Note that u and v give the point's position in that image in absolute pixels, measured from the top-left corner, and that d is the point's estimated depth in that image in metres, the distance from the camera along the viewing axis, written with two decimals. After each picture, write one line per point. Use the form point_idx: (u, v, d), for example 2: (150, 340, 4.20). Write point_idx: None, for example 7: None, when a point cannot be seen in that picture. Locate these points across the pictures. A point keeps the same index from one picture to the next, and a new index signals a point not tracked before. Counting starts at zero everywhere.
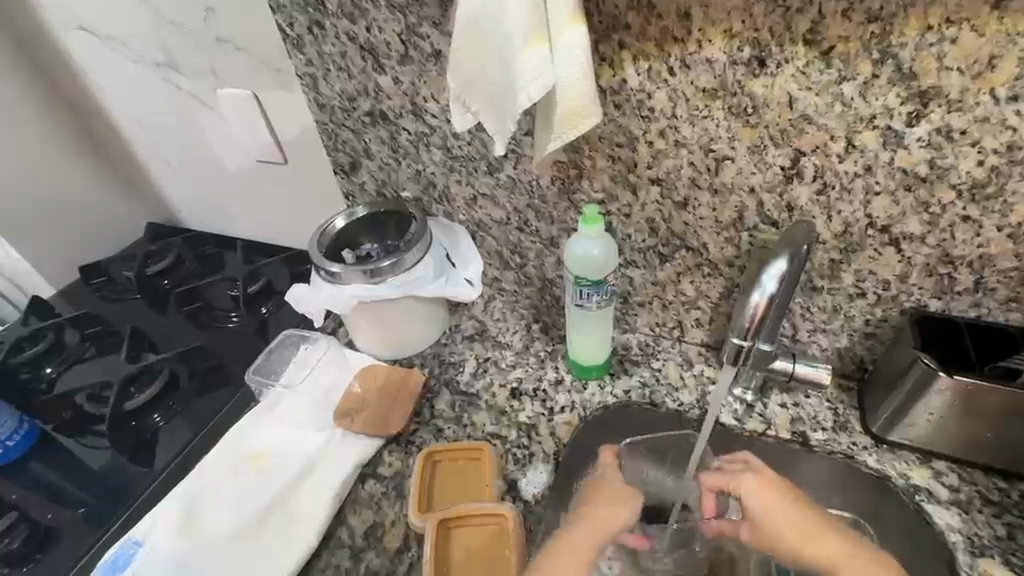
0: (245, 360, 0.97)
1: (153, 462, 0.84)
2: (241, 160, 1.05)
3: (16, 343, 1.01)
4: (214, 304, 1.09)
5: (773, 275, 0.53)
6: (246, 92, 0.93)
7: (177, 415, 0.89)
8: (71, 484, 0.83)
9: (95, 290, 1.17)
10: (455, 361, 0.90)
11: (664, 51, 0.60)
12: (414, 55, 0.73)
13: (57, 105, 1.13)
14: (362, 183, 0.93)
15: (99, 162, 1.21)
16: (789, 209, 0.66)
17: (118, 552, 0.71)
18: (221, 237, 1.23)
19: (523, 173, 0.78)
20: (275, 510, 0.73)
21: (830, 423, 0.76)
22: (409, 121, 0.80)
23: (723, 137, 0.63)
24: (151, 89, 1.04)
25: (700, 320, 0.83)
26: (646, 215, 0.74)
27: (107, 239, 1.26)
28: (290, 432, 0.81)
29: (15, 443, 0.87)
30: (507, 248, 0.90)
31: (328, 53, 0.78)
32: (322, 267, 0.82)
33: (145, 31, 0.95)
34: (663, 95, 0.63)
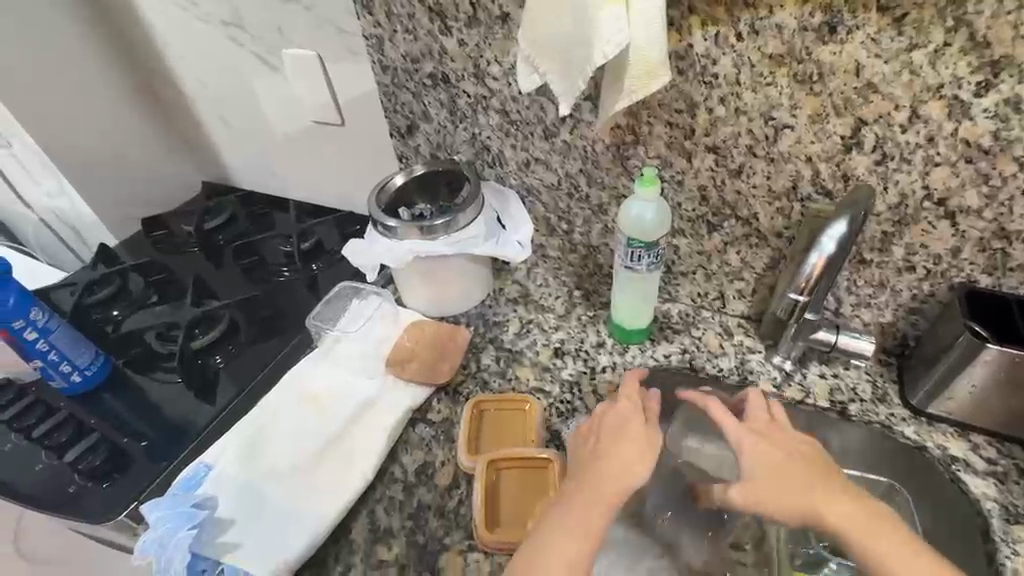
0: (298, 311, 1.02)
1: (215, 398, 0.89)
2: (299, 121, 1.09)
3: (88, 285, 1.07)
4: (268, 259, 1.14)
5: (831, 238, 0.58)
6: (311, 53, 0.97)
7: (237, 358, 0.95)
8: (138, 414, 0.88)
9: (155, 242, 1.23)
10: (499, 322, 0.94)
11: (733, 16, 0.61)
12: (481, 18, 0.75)
13: (127, 65, 1.19)
14: (417, 146, 0.96)
15: (158, 120, 1.26)
16: (845, 179, 0.67)
17: (190, 473, 0.75)
18: (273, 197, 1.28)
19: (579, 138, 0.81)
20: (332, 449, 0.78)
21: (868, 395, 0.78)
22: (470, 84, 0.83)
23: (785, 104, 0.65)
24: (217, 49, 1.08)
25: (743, 291, 0.85)
26: (699, 183, 0.76)
27: (165, 197, 1.33)
28: (344, 378, 0.86)
29: (93, 373, 0.90)
30: (554, 214, 0.92)
31: (397, 14, 0.81)
32: (379, 221, 0.86)
33: None
34: (728, 61, 0.64)
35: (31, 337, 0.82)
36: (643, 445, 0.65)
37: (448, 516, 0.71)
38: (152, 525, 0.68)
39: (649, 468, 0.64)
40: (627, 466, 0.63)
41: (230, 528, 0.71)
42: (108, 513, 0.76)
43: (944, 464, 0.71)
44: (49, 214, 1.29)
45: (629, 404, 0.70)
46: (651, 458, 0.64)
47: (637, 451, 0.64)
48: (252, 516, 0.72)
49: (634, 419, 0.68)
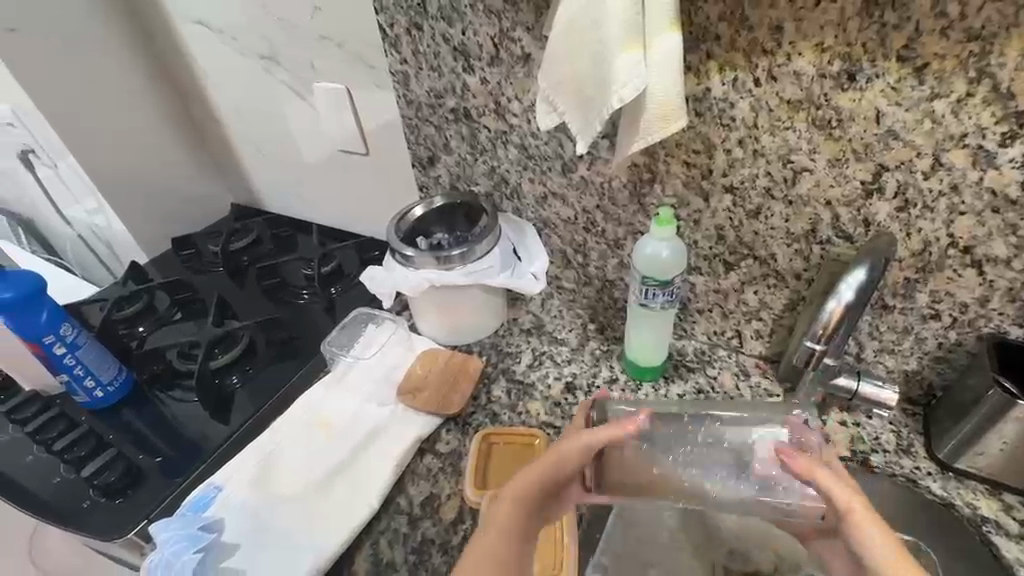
0: (315, 335, 1.04)
1: (230, 418, 0.90)
2: (326, 148, 1.13)
3: (117, 301, 1.11)
4: (290, 281, 1.17)
5: (851, 285, 0.57)
6: (340, 87, 1.00)
7: (253, 379, 0.96)
8: (154, 431, 0.90)
9: (183, 261, 1.27)
10: (512, 352, 0.94)
11: (751, 62, 0.61)
12: (503, 58, 0.77)
13: (167, 91, 1.24)
14: (437, 176, 0.98)
15: (192, 143, 1.31)
16: (865, 224, 0.66)
17: (199, 495, 0.76)
18: (297, 220, 1.32)
19: (597, 175, 0.81)
20: (340, 476, 0.78)
21: (892, 446, 0.75)
22: (491, 119, 0.85)
23: (804, 148, 0.64)
24: (252, 79, 1.12)
25: (760, 331, 0.83)
26: (716, 223, 0.76)
27: (197, 216, 1.37)
28: (356, 403, 0.87)
29: (114, 390, 0.92)
30: (570, 247, 0.93)
31: (423, 52, 0.83)
32: (397, 250, 0.87)
33: (252, 25, 1.02)
34: (746, 105, 0.64)
35: (58, 352, 0.84)
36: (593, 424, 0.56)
37: (452, 552, 0.71)
38: (159, 546, 0.70)
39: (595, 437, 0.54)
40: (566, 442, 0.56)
41: (234, 552, 0.71)
42: (117, 531, 0.77)
43: (973, 525, 0.67)
44: (87, 231, 1.35)
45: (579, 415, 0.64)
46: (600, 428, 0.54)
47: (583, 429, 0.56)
48: (258, 539, 0.72)
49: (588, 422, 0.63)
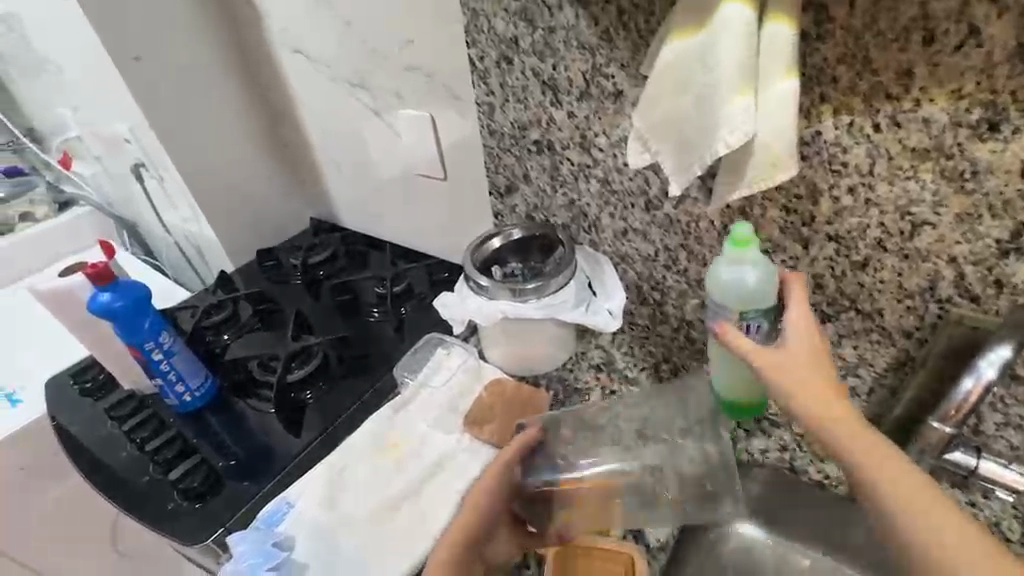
0: (385, 354, 1.06)
1: (302, 432, 0.93)
2: (405, 171, 1.16)
3: (206, 309, 1.18)
4: (362, 298, 1.20)
5: (992, 362, 0.56)
6: (425, 114, 1.03)
7: (325, 395, 0.99)
8: (233, 439, 0.94)
9: (265, 272, 1.34)
10: (581, 388, 0.92)
11: (872, 107, 0.57)
12: (594, 93, 0.76)
13: (262, 113, 1.32)
14: (514, 205, 0.98)
15: (280, 160, 1.39)
16: (997, 286, 0.60)
17: (272, 509, 0.79)
18: (372, 238, 1.36)
19: (683, 213, 0.78)
20: (406, 504, 0.78)
21: (1018, 535, 0.67)
22: (575, 152, 0.84)
23: (927, 200, 0.59)
24: (341, 103, 1.17)
25: (858, 389, 0.75)
26: (815, 271, 0.70)
27: (278, 229, 1.44)
28: (423, 429, 0.88)
29: (201, 395, 0.97)
30: (647, 284, 0.89)
31: (510, 85, 0.84)
32: (472, 278, 0.88)
33: (346, 54, 1.07)
34: (861, 151, 0.59)
35: (156, 357, 0.90)
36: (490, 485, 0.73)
37: None
38: (235, 557, 0.73)
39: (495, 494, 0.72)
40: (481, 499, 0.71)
41: (306, 571, 0.72)
42: (199, 536, 0.81)
43: None
44: (183, 240, 1.46)
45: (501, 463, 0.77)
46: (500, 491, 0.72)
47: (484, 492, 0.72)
48: (326, 561, 0.73)
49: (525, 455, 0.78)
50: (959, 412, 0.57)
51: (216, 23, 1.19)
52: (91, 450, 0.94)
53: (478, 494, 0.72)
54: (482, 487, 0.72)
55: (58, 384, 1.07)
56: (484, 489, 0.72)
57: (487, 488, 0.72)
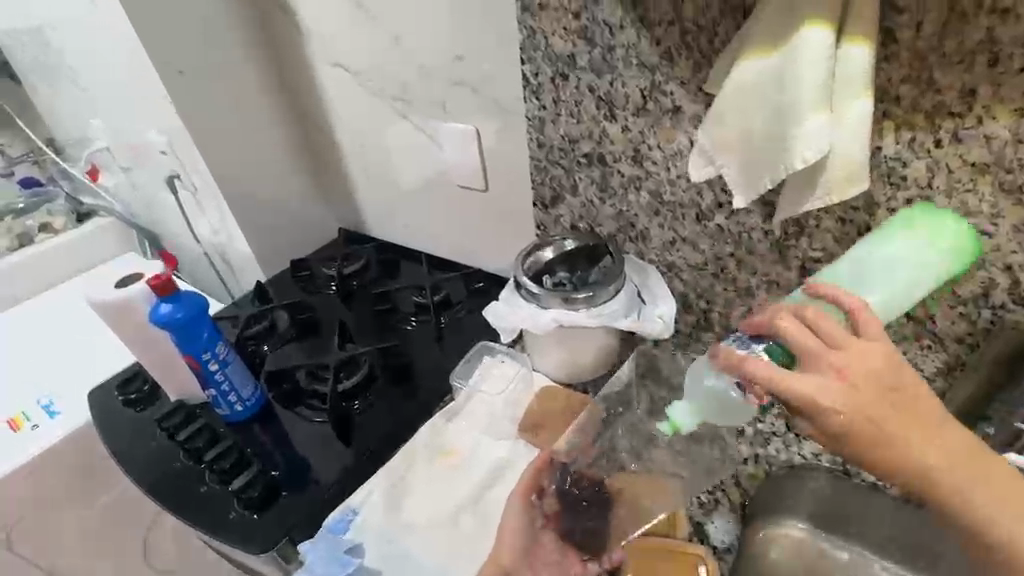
0: (429, 363, 1.07)
1: (352, 441, 0.95)
2: (444, 182, 1.18)
3: (247, 320, 1.19)
4: (401, 308, 1.21)
5: None
6: (469, 127, 1.05)
7: (374, 404, 1.00)
8: (284, 448, 0.95)
9: (299, 282, 1.35)
10: None
11: (934, 124, 0.60)
12: (651, 109, 0.79)
13: (297, 125, 1.34)
14: (559, 216, 1.01)
15: (312, 171, 1.40)
16: None
17: (337, 517, 0.79)
18: (404, 248, 1.37)
19: (735, 224, 0.81)
20: (469, 511, 0.80)
21: None
22: (626, 165, 0.87)
23: (985, 211, 0.62)
24: (381, 116, 1.19)
25: None
26: None
27: (308, 240, 1.45)
28: (477, 437, 0.89)
29: (251, 405, 0.98)
30: (694, 292, 0.92)
31: (564, 100, 0.87)
32: (524, 287, 0.90)
33: (391, 70, 1.10)
34: (921, 165, 0.63)
35: (212, 368, 0.91)
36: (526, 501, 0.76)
37: None
38: (307, 565, 0.75)
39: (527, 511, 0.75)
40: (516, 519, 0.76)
41: None
42: (264, 546, 0.82)
43: None
44: (213, 250, 1.46)
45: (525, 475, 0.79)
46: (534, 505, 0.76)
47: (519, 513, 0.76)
48: (397, 568, 0.75)
49: (546, 480, 0.78)
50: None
51: (256, 37, 1.21)
52: (143, 462, 0.95)
53: (512, 525, 0.76)
54: (515, 516, 0.76)
55: (101, 395, 1.07)
56: (512, 518, 0.76)
57: (515, 521, 0.76)
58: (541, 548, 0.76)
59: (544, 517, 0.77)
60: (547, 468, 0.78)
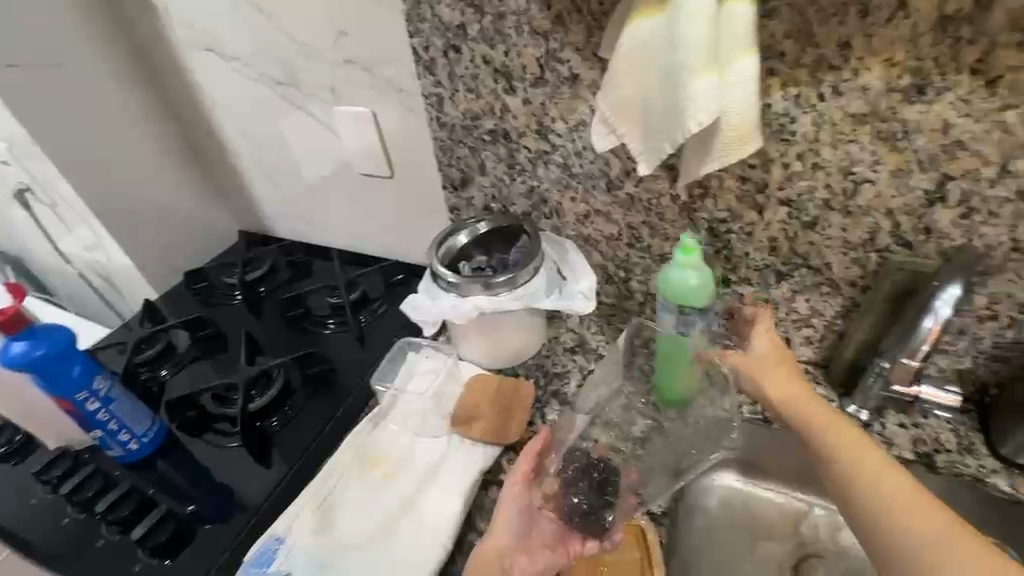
0: (352, 366, 1.01)
1: (273, 462, 0.87)
2: (345, 171, 1.09)
3: (136, 344, 1.06)
4: (315, 311, 1.12)
5: (946, 301, 0.61)
6: (364, 110, 0.97)
7: (293, 419, 0.93)
8: (197, 480, 0.86)
9: (197, 295, 1.22)
10: (560, 372, 0.93)
11: (816, 77, 0.61)
12: (548, 78, 0.76)
13: (169, 119, 1.19)
14: (471, 198, 0.96)
15: (198, 171, 1.26)
16: (926, 231, 0.67)
17: (259, 550, 0.73)
18: (313, 246, 1.27)
19: (644, 191, 0.81)
20: (405, 518, 0.76)
21: (955, 445, 0.76)
22: (531, 140, 0.83)
23: (866, 160, 0.65)
24: (266, 104, 1.08)
25: (811, 338, 0.83)
26: (770, 234, 0.76)
27: (202, 246, 1.31)
28: (410, 437, 0.85)
29: (148, 442, 0.87)
30: (612, 262, 0.91)
31: (459, 74, 0.81)
32: (441, 277, 0.86)
33: (268, 51, 0.99)
34: (808, 119, 0.64)
35: (92, 408, 0.79)
36: (522, 486, 0.71)
37: None
38: None
39: (523, 495, 0.71)
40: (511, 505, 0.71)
41: None
42: None
43: None
44: (87, 268, 1.28)
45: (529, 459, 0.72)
46: (526, 491, 0.71)
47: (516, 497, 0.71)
48: None
49: (546, 464, 0.74)
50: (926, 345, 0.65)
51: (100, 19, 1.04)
52: (24, 523, 0.82)
53: (507, 515, 0.70)
54: (510, 506, 0.71)
55: None
56: (510, 507, 0.71)
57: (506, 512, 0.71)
58: (540, 530, 0.73)
59: (543, 499, 0.73)
60: (550, 452, 0.75)
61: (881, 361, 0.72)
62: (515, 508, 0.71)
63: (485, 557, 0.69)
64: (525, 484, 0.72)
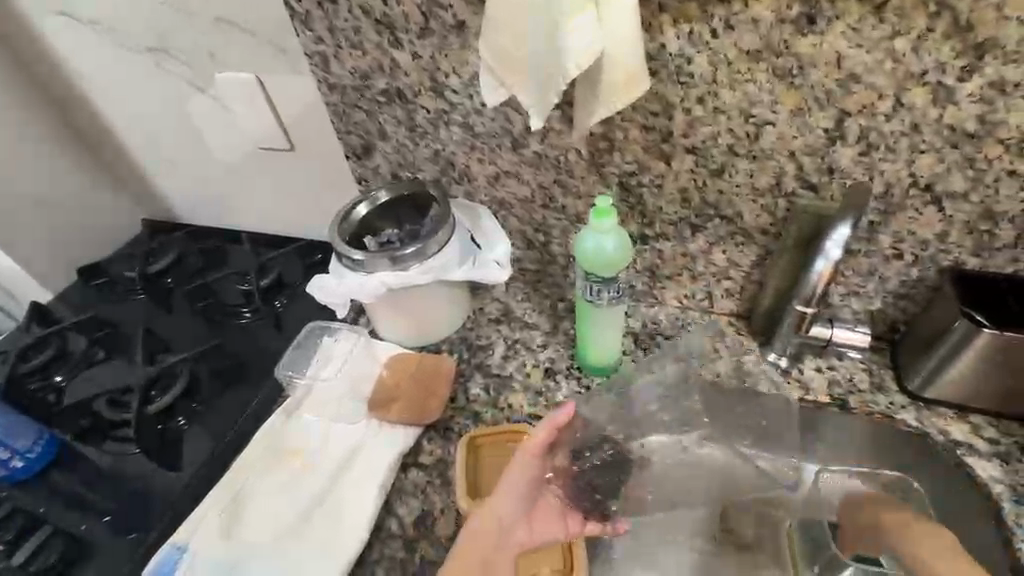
0: (266, 356, 0.94)
1: (179, 465, 0.82)
2: (241, 146, 1.00)
3: (21, 351, 0.97)
4: (225, 300, 1.04)
5: (836, 241, 0.61)
6: (248, 75, 0.88)
7: (202, 418, 0.87)
8: (97, 488, 0.81)
9: (94, 292, 1.12)
10: (483, 345, 0.89)
11: (706, 12, 0.58)
12: (435, 27, 0.69)
13: (41, 103, 1.05)
14: (376, 166, 0.89)
15: (81, 155, 1.13)
16: (830, 172, 0.65)
17: (160, 561, 0.70)
18: (223, 230, 1.18)
19: (551, 148, 0.76)
20: (319, 512, 0.72)
21: (867, 385, 0.77)
22: (428, 99, 0.77)
23: (765, 101, 0.62)
24: (142, 75, 0.96)
25: (730, 289, 0.82)
26: (680, 185, 0.73)
27: (100, 240, 1.19)
28: (324, 427, 0.80)
29: (36, 458, 0.82)
30: (530, 226, 0.87)
31: (340, 28, 0.74)
32: (344, 254, 0.79)
33: (131, 11, 0.87)
34: (703, 59, 0.61)
35: None
36: (525, 462, 0.63)
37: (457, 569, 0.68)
38: None
39: (523, 472, 0.64)
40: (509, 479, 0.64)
41: None
42: None
43: (949, 450, 0.71)
44: None
45: (542, 438, 0.63)
46: (530, 466, 0.64)
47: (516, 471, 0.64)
48: None
49: (562, 439, 0.70)
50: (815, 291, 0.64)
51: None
52: None
53: (508, 489, 0.64)
54: (511, 480, 0.64)
55: None
56: (520, 481, 0.64)
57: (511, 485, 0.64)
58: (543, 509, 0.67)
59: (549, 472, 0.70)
60: (566, 429, 0.70)
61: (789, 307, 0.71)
62: (514, 483, 0.64)
63: (475, 532, 0.63)
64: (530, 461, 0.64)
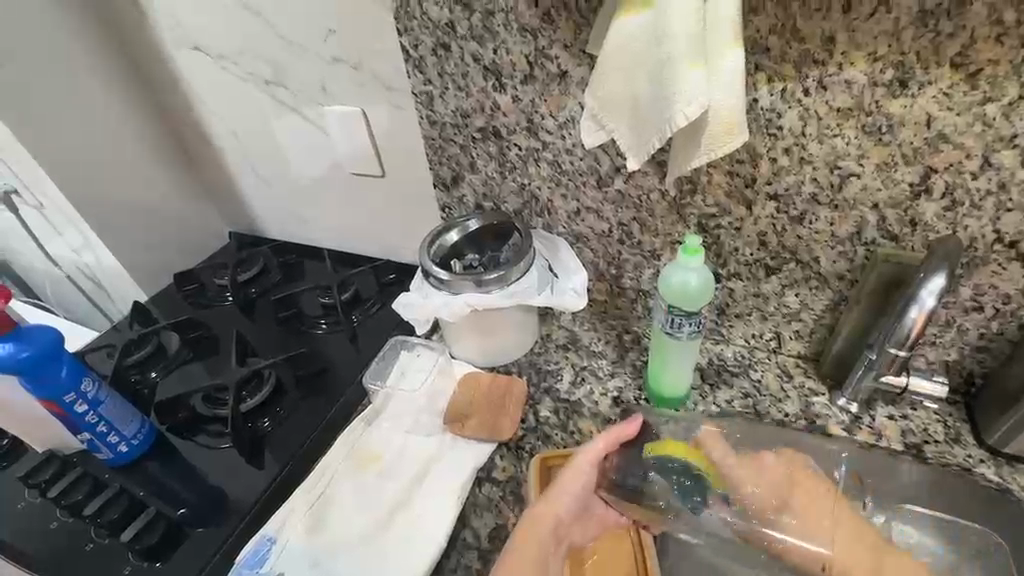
0: (346, 366, 1.00)
1: (264, 463, 0.87)
2: (336, 171, 1.09)
3: (125, 347, 1.05)
4: (306, 311, 1.12)
5: (932, 291, 0.62)
6: (356, 109, 0.97)
7: (286, 420, 0.92)
8: (188, 479, 0.87)
9: (187, 297, 1.21)
10: (552, 370, 0.93)
11: (801, 73, 0.63)
12: (538, 75, 0.76)
13: (160, 124, 1.18)
14: (462, 196, 0.96)
15: (183, 171, 1.24)
16: (912, 224, 0.68)
17: (253, 549, 0.75)
18: (305, 246, 1.26)
19: (634, 188, 0.81)
20: (398, 517, 0.76)
21: (942, 436, 0.77)
22: (522, 137, 0.84)
23: (852, 154, 0.66)
24: (256, 104, 1.07)
25: (800, 332, 0.84)
26: (759, 229, 0.76)
27: (192, 249, 1.30)
28: (400, 437, 0.84)
29: (138, 444, 0.88)
30: (604, 260, 0.91)
31: (449, 73, 0.82)
32: (432, 274, 0.85)
33: (259, 50, 0.99)
34: (794, 115, 0.65)
35: (81, 410, 0.80)
36: (581, 469, 0.69)
37: None
38: None
39: (582, 477, 0.69)
40: (569, 484, 0.69)
41: None
42: None
43: None
44: (76, 271, 1.25)
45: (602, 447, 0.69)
46: (586, 473, 0.69)
47: (575, 477, 0.69)
48: None
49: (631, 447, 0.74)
50: (910, 336, 0.65)
51: (97, 30, 1.05)
52: (12, 525, 0.84)
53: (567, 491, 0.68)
54: (573, 483, 0.69)
55: None
56: (579, 485, 0.69)
57: (578, 490, 0.69)
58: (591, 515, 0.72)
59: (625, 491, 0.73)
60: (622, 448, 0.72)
61: (873, 354, 0.71)
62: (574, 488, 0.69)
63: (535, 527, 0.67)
64: (586, 468, 0.69)
